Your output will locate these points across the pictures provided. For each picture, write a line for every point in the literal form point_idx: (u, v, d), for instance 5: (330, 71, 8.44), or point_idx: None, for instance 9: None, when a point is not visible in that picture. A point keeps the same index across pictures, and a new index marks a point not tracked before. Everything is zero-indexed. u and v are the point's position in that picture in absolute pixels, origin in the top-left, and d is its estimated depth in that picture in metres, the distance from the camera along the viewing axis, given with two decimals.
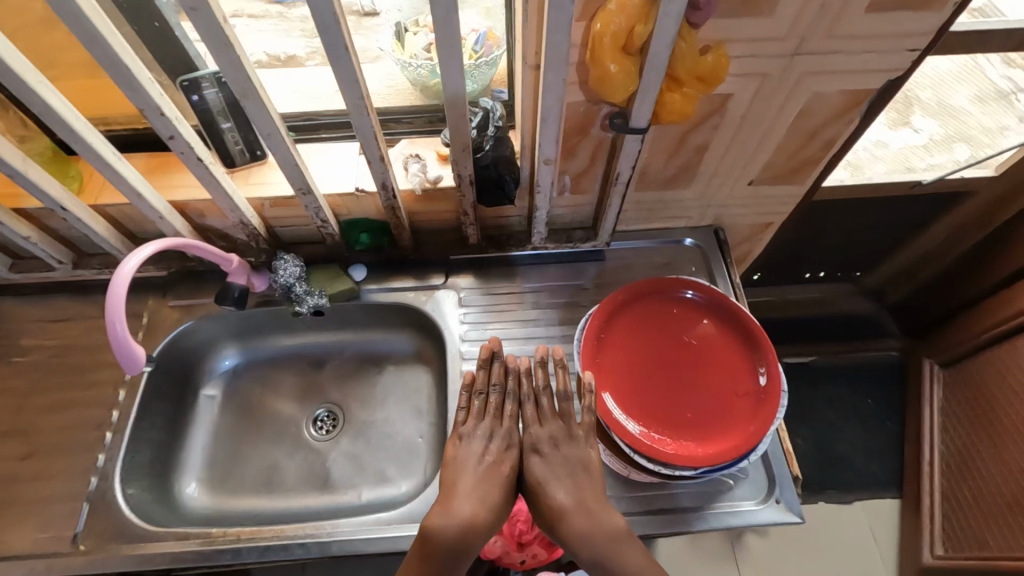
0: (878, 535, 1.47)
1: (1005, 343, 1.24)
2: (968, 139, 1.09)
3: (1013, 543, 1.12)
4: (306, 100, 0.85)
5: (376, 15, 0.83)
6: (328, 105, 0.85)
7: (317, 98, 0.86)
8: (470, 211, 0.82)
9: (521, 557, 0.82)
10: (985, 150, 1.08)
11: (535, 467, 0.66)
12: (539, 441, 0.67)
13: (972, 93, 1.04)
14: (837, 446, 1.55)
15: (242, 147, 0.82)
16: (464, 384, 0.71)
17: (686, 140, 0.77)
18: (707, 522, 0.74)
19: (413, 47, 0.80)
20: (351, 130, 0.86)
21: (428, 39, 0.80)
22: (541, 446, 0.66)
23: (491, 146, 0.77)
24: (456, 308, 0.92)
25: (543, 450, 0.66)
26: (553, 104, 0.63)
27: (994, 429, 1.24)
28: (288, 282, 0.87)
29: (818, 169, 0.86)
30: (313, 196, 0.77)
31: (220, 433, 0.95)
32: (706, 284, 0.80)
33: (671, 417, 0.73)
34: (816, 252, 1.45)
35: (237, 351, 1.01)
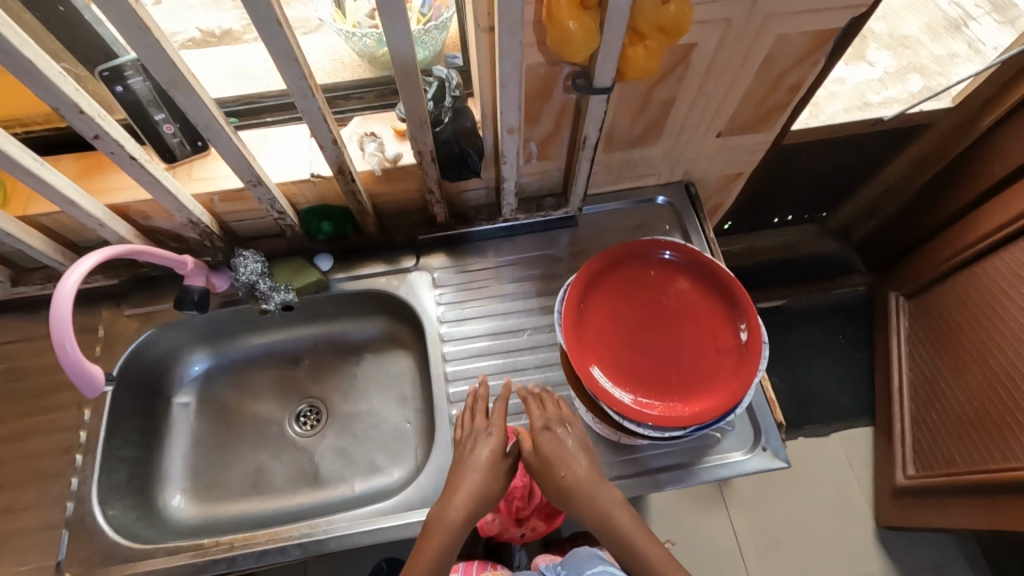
0: (853, 461, 1.54)
1: (966, 269, 1.29)
2: (921, 70, 1.07)
3: (977, 459, 1.20)
4: (243, 82, 0.79)
5: None
6: (269, 86, 0.79)
7: (256, 78, 0.79)
8: (435, 188, 0.78)
9: (520, 531, 0.84)
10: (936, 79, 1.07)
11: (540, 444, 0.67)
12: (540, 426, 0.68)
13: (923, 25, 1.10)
14: (812, 382, 1.62)
15: (181, 138, 0.76)
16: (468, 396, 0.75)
17: (651, 96, 0.74)
18: (696, 476, 0.76)
19: (355, 14, 0.74)
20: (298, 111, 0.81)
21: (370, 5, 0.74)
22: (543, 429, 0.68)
23: (449, 118, 0.73)
24: (431, 289, 0.90)
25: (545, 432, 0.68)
26: (512, 70, 0.59)
27: (959, 354, 1.29)
28: (250, 279, 0.82)
29: (786, 114, 0.84)
30: (265, 188, 0.72)
31: (199, 440, 0.93)
32: (683, 243, 0.79)
33: (656, 381, 0.73)
34: (783, 194, 1.46)
35: (207, 355, 0.96)
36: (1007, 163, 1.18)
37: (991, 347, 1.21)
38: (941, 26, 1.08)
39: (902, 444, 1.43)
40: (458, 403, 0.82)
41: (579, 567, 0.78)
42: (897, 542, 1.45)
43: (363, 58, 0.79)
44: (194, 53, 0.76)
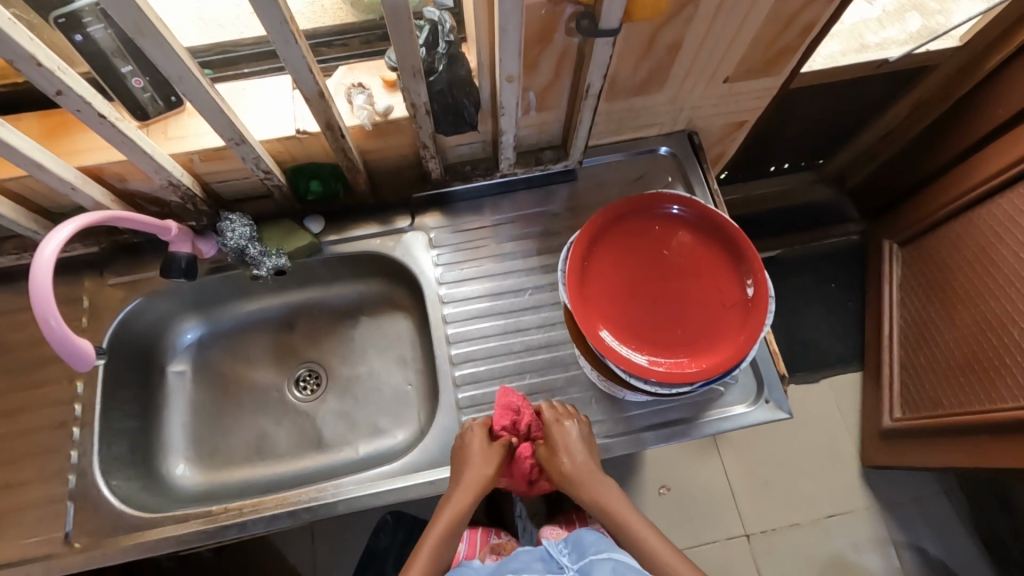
0: (842, 406, 1.59)
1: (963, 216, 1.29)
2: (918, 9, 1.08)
3: (963, 401, 1.23)
4: (215, 29, 0.72)
5: None
6: (245, 32, 0.72)
7: (229, 25, 0.72)
8: (430, 143, 0.74)
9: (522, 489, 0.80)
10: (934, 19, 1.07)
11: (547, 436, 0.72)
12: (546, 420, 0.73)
13: None
14: (804, 330, 1.64)
15: (152, 93, 0.70)
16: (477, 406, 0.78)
17: (657, 39, 0.70)
18: (700, 429, 0.77)
19: None
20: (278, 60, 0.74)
21: None
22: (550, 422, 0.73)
23: (444, 66, 0.67)
24: (428, 250, 0.87)
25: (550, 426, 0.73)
26: (512, 11, 0.54)
27: (952, 300, 1.31)
28: (239, 244, 0.79)
29: (796, 57, 0.79)
30: (249, 146, 0.67)
31: (198, 408, 0.91)
32: (690, 197, 0.76)
33: (662, 337, 0.72)
34: (781, 142, 1.43)
35: (199, 323, 0.94)
36: (1011, 105, 1.15)
37: (984, 294, 1.22)
38: None
39: (890, 388, 1.47)
40: (461, 364, 0.81)
41: (584, 550, 0.68)
42: (881, 480, 1.52)
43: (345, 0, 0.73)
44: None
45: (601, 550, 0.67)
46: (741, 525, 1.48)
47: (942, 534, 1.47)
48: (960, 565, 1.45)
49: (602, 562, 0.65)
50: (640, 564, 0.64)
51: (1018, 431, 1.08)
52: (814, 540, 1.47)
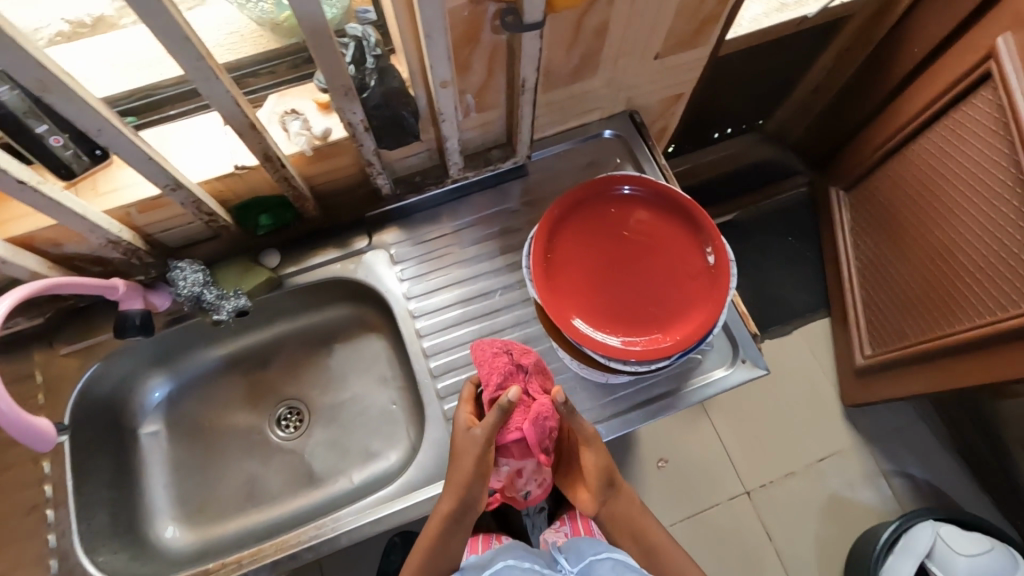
0: (817, 352, 1.64)
1: (902, 153, 1.36)
2: None
3: (925, 329, 1.29)
4: (132, 72, 0.68)
5: None
6: (163, 73, 0.68)
7: (145, 65, 0.68)
8: (375, 159, 0.73)
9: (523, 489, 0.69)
10: None
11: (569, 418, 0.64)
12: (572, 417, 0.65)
13: None
14: (770, 285, 1.69)
15: (76, 150, 0.67)
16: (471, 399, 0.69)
17: (584, 25, 0.70)
18: (686, 399, 0.78)
19: None
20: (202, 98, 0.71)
21: None
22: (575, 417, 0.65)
23: (376, 81, 0.66)
24: (391, 267, 0.86)
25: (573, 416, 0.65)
26: (434, 17, 0.54)
27: (902, 235, 1.37)
28: (194, 291, 0.76)
29: (719, 25, 0.81)
30: (186, 190, 0.65)
31: (179, 465, 0.88)
32: (640, 175, 0.77)
33: (635, 317, 0.73)
34: (721, 108, 1.47)
35: (166, 379, 0.90)
36: (926, 43, 1.21)
37: (929, 225, 1.28)
38: None
39: (857, 328, 1.52)
40: (442, 376, 0.80)
41: (583, 553, 0.68)
42: (862, 416, 1.58)
43: (265, 27, 0.72)
44: (68, 49, 0.67)
45: (600, 551, 0.67)
46: (740, 484, 1.51)
47: (925, 458, 1.54)
48: (945, 483, 1.52)
49: (602, 562, 0.65)
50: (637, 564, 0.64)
51: (976, 349, 1.14)
52: (810, 485, 1.52)
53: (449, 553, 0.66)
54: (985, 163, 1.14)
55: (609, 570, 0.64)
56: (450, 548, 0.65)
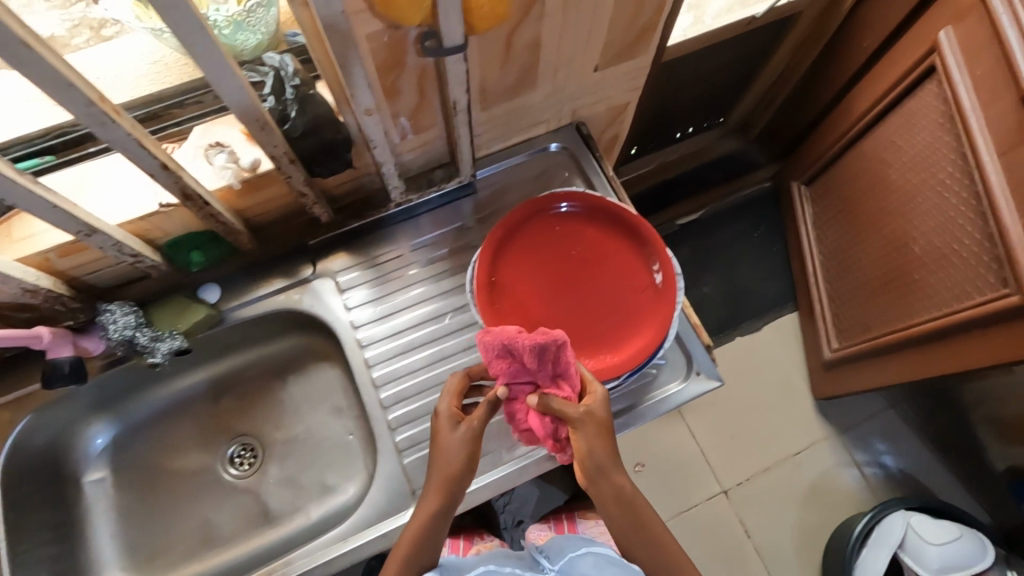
0: (787, 346, 1.64)
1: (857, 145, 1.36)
2: None
3: (888, 320, 1.29)
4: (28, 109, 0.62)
5: None
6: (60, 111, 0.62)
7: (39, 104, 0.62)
8: (307, 189, 0.70)
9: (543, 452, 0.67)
10: None
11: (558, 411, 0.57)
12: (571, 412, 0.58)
13: None
14: (740, 279, 1.69)
15: None
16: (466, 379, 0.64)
17: (514, 42, 0.68)
18: (642, 416, 0.78)
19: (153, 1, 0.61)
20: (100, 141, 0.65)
21: None
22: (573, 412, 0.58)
23: (297, 111, 0.63)
24: (338, 295, 0.83)
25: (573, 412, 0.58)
26: (344, 45, 0.52)
27: (861, 228, 1.37)
28: (125, 334, 0.73)
29: (657, 34, 0.80)
30: (103, 234, 0.61)
31: (127, 513, 0.85)
32: (578, 191, 0.76)
33: (584, 337, 0.72)
34: (680, 109, 1.46)
35: (108, 424, 0.86)
36: (876, 36, 1.22)
37: (886, 218, 1.29)
38: None
39: (824, 320, 1.52)
40: (392, 407, 0.78)
41: (564, 551, 0.67)
42: (835, 407, 1.58)
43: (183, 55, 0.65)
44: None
45: (581, 548, 0.67)
46: (717, 483, 1.51)
47: (897, 444, 1.54)
48: (917, 468, 1.52)
49: (582, 557, 0.64)
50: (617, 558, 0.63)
51: (933, 341, 1.14)
52: (785, 479, 1.52)
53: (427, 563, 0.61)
54: (934, 156, 1.14)
55: (591, 565, 0.63)
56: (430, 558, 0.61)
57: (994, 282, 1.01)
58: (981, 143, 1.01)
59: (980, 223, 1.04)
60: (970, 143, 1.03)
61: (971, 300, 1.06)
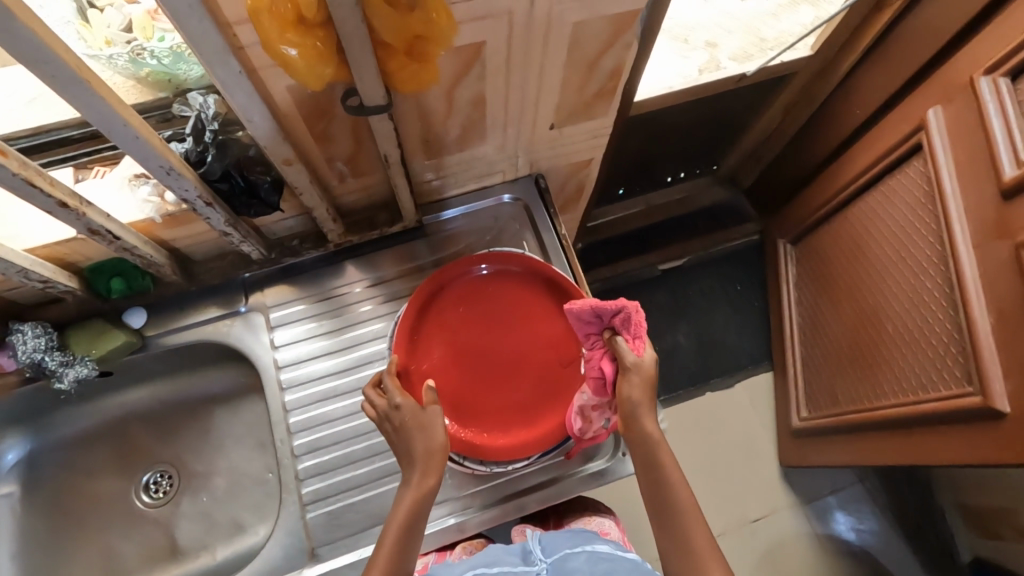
0: (756, 404, 1.53)
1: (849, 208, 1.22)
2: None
3: (859, 397, 1.20)
4: None
5: None
6: None
7: None
8: (231, 230, 0.68)
9: (602, 420, 0.66)
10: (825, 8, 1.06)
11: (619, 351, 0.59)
12: (629, 364, 0.59)
13: None
14: (713, 333, 1.58)
15: None
16: (371, 385, 0.67)
17: (455, 98, 0.66)
18: (562, 493, 0.74)
19: (104, 27, 0.61)
20: None
21: (122, 14, 0.62)
22: (627, 361, 0.59)
23: (215, 155, 0.61)
24: (267, 333, 0.81)
25: (630, 361, 0.59)
26: (250, 102, 0.50)
27: (836, 295, 1.28)
28: (34, 357, 0.72)
29: (616, 98, 0.77)
30: (6, 262, 0.60)
31: (30, 534, 0.82)
32: (503, 253, 0.73)
33: (501, 409, 0.69)
34: (666, 156, 1.42)
35: (22, 439, 0.84)
36: (866, 106, 1.16)
37: (860, 289, 1.20)
38: None
39: (796, 387, 1.42)
40: (302, 456, 0.75)
41: (557, 545, 0.63)
42: (800, 475, 1.47)
43: (133, 79, 0.65)
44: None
45: (575, 547, 0.63)
46: None
47: (861, 519, 1.42)
48: (879, 551, 1.39)
49: (576, 554, 0.61)
50: (614, 558, 0.60)
51: (898, 428, 1.06)
52: (739, 547, 1.44)
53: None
54: (910, 232, 1.05)
55: (585, 562, 0.60)
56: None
57: (960, 376, 0.93)
58: (958, 233, 0.91)
59: (951, 312, 0.95)
60: (947, 228, 0.93)
61: (937, 392, 0.97)
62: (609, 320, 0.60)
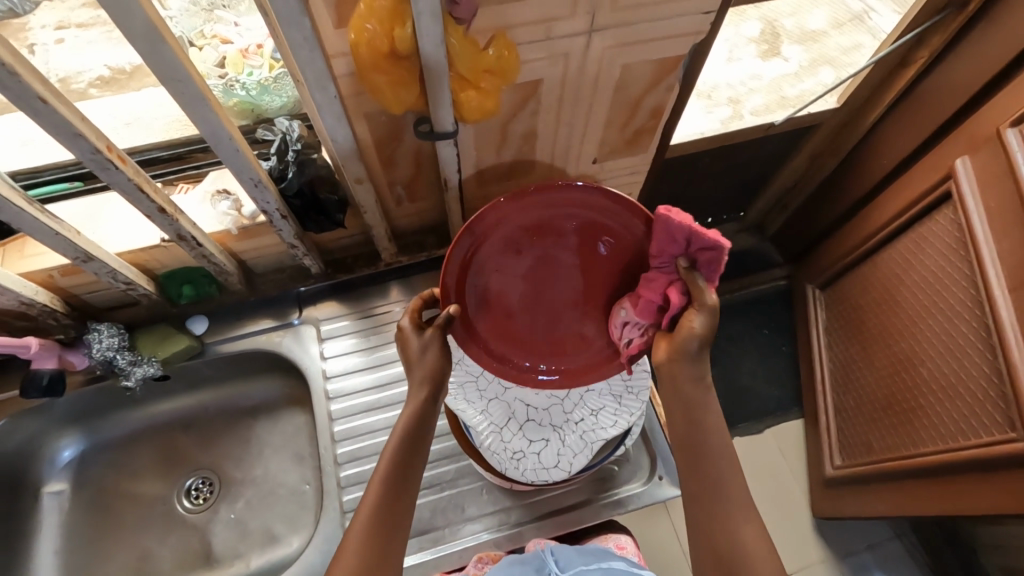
0: (787, 454, 1.44)
1: (885, 247, 1.19)
2: (832, 62, 1.04)
3: (896, 445, 1.13)
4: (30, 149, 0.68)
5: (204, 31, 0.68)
6: (50, 158, 0.68)
7: (35, 145, 0.68)
8: (297, 242, 0.76)
9: (628, 337, 0.66)
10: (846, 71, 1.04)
11: (697, 287, 0.57)
12: (701, 302, 0.57)
13: (831, 16, 1.07)
14: (742, 378, 1.52)
15: None
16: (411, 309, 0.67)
17: (510, 130, 0.72)
18: (598, 514, 0.76)
19: (202, 63, 0.67)
20: (94, 178, 0.70)
21: (219, 52, 0.67)
22: (702, 300, 0.57)
23: (294, 172, 0.68)
24: (317, 343, 0.85)
25: (705, 301, 0.57)
26: (336, 124, 0.57)
27: (867, 338, 1.24)
28: (106, 355, 0.77)
29: (656, 136, 0.83)
30: (98, 262, 0.66)
31: (74, 533, 0.85)
32: (532, 189, 0.65)
33: (562, 342, 0.73)
34: (693, 202, 1.43)
35: (77, 439, 0.88)
36: (893, 156, 1.16)
37: (894, 332, 1.16)
38: (846, 19, 1.05)
39: (827, 434, 1.35)
40: (345, 465, 0.78)
41: (572, 560, 0.62)
42: (836, 531, 1.37)
43: None
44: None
45: (588, 563, 0.62)
46: None
47: None
48: None
49: (591, 571, 0.60)
50: None
51: (939, 476, 1.01)
52: None
53: (398, 521, 0.56)
54: (943, 276, 1.02)
55: None
56: (401, 516, 0.57)
57: (1001, 422, 0.90)
58: (992, 278, 0.89)
59: (988, 356, 0.92)
60: (981, 273, 0.91)
61: (977, 438, 0.94)
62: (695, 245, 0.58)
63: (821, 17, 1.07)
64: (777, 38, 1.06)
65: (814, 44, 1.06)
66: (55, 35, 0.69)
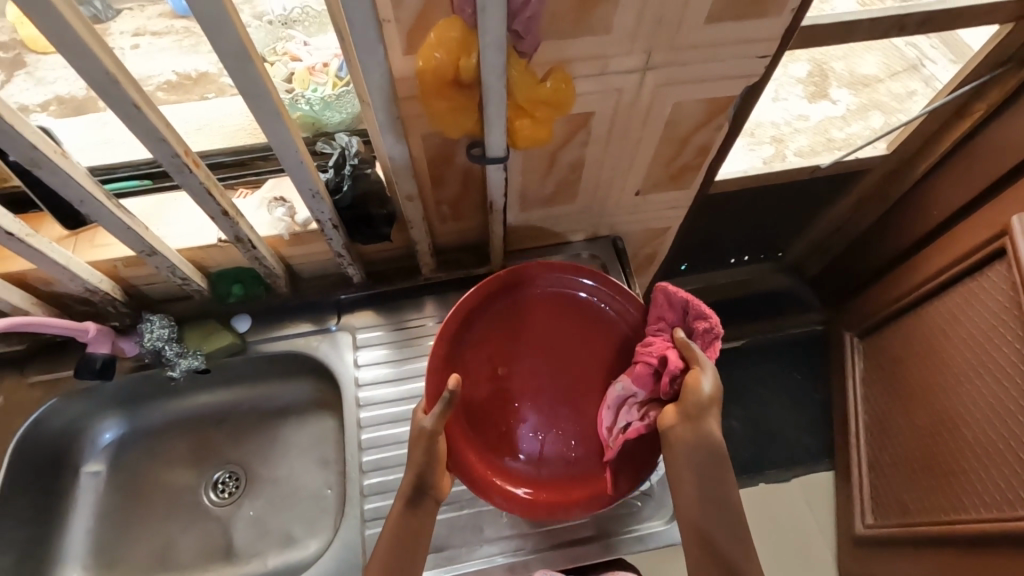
0: (814, 506, 1.38)
1: (929, 301, 1.14)
2: (881, 107, 1.04)
3: (934, 507, 1.08)
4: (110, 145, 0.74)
5: (274, 48, 0.73)
6: (131, 155, 0.74)
7: (117, 142, 0.74)
8: (344, 252, 0.78)
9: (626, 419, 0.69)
10: (896, 117, 1.04)
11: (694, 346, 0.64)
12: (699, 360, 0.63)
13: (883, 61, 1.06)
14: (771, 422, 1.47)
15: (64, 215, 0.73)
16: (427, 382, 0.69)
17: (558, 158, 0.73)
18: (614, 549, 0.75)
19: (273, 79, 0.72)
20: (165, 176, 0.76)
21: (288, 68, 0.72)
22: (699, 358, 0.63)
23: (349, 185, 0.72)
24: (351, 351, 0.87)
25: (702, 360, 0.63)
26: (395, 143, 0.60)
27: (907, 392, 1.19)
28: (156, 345, 0.81)
29: (700, 173, 0.83)
30: (161, 257, 0.70)
31: (106, 514, 0.88)
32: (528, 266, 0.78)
33: (550, 434, 0.75)
34: (733, 241, 1.41)
35: (118, 422, 0.91)
36: (944, 208, 1.12)
37: (932, 390, 1.12)
38: (900, 65, 1.05)
39: (859, 489, 1.29)
40: (369, 473, 0.79)
41: None
42: None
43: None
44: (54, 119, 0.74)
45: None
46: None
47: None
48: None
49: None
50: None
51: (980, 547, 0.95)
52: None
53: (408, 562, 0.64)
54: (992, 334, 0.98)
55: None
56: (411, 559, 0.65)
57: None
58: None
59: None
60: None
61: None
62: (692, 322, 0.68)
63: (871, 62, 1.05)
64: (825, 80, 1.03)
65: (865, 89, 1.04)
66: (132, 41, 0.76)
